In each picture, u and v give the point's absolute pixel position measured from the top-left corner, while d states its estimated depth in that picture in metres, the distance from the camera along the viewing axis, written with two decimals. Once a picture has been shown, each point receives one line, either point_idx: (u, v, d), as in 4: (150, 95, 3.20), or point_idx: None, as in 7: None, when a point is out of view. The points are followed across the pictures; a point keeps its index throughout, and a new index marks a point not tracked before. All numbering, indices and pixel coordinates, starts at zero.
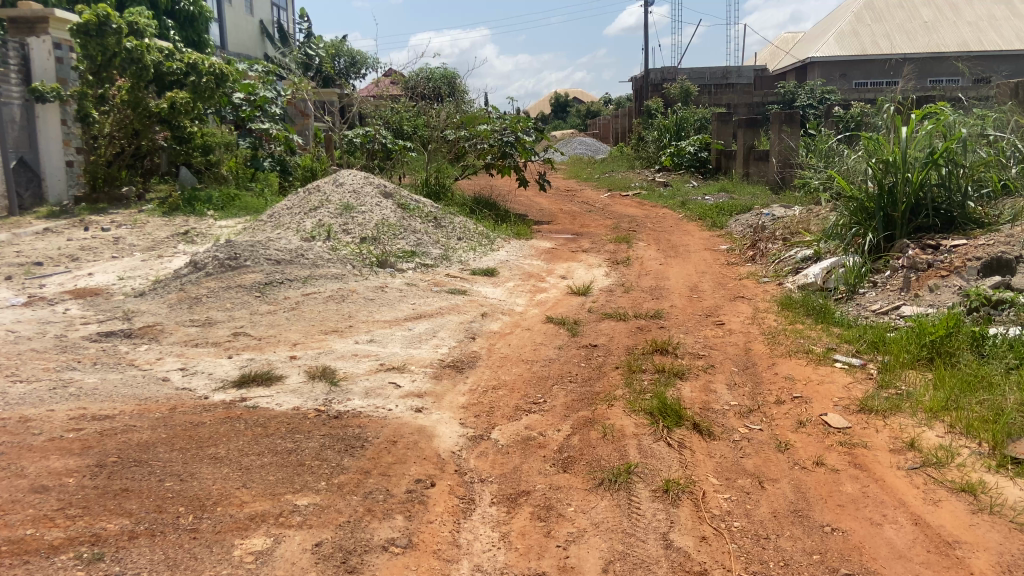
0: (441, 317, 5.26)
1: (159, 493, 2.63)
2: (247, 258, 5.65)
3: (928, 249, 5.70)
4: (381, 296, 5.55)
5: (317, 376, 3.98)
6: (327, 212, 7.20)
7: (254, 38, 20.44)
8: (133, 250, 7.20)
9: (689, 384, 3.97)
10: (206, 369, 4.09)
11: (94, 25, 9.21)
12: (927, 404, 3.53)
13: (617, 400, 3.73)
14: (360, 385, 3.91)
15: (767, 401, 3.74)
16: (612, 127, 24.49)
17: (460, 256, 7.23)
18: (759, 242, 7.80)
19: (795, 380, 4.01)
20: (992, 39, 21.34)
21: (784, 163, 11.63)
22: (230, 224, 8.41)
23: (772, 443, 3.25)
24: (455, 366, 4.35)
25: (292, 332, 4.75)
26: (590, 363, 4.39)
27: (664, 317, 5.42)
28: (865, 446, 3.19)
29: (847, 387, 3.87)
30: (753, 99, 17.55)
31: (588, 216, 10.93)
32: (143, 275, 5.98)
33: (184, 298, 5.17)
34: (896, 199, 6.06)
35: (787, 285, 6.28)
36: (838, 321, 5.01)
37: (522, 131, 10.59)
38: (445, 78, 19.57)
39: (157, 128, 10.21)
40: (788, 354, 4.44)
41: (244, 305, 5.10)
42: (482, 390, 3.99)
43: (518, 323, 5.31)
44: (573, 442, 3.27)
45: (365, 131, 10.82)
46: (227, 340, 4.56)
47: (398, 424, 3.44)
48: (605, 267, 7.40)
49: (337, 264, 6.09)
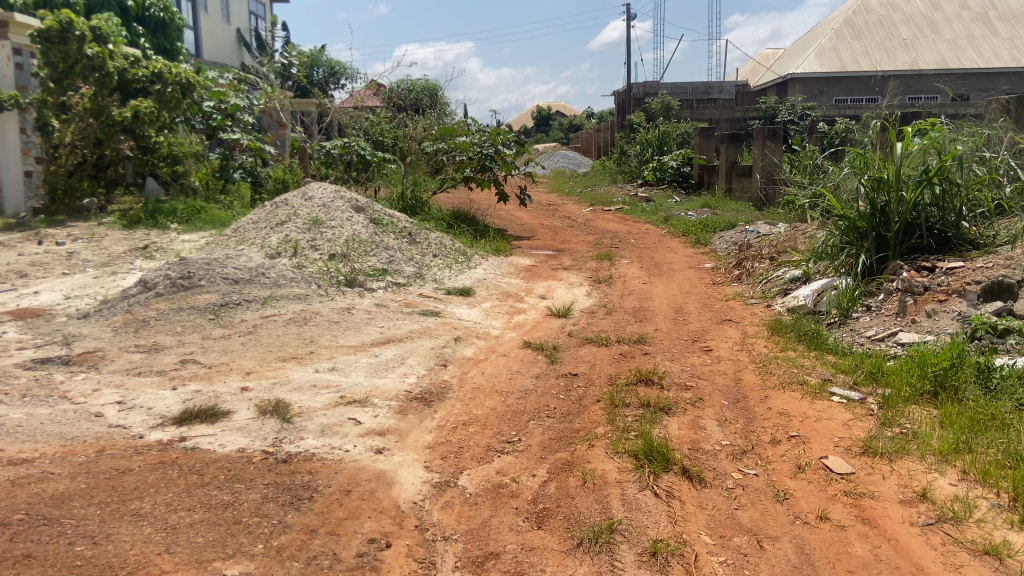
0: (410, 342, 4.90)
1: (65, 561, 2.27)
2: (202, 277, 5.26)
3: (923, 271, 5.43)
4: (347, 318, 5.18)
5: (268, 412, 3.61)
6: (295, 226, 6.85)
7: (231, 47, 20.08)
8: (86, 266, 6.80)
9: (675, 420, 3.64)
10: (145, 404, 3.71)
11: (56, 31, 8.72)
12: (936, 445, 3.23)
13: (598, 440, 3.39)
14: (315, 422, 3.55)
15: (761, 441, 3.42)
16: (593, 141, 24.26)
17: (434, 274, 6.88)
18: (745, 261, 7.52)
19: (791, 416, 3.69)
20: (970, 57, 21.39)
21: (768, 178, 11.42)
22: (194, 238, 8.02)
23: (770, 493, 2.93)
24: (423, 398, 3.99)
25: (246, 359, 4.38)
26: (569, 396, 4.04)
27: (649, 343, 5.09)
28: (873, 497, 2.87)
29: (847, 425, 3.56)
30: (734, 114, 17.36)
31: (569, 231, 10.63)
32: (91, 295, 5.59)
33: (131, 321, 4.78)
34: (888, 218, 5.79)
35: (775, 307, 6.00)
36: (832, 348, 4.72)
37: (502, 144, 10.27)
38: (426, 91, 19.26)
39: (121, 137, 9.72)
40: (781, 386, 4.12)
41: (195, 329, 4.72)
42: (451, 427, 3.63)
43: (493, 348, 4.97)
44: (549, 492, 2.93)
45: (343, 141, 10.45)
46: (173, 369, 4.19)
47: (355, 470, 3.07)
48: (586, 286, 7.08)
49: (302, 283, 5.72)
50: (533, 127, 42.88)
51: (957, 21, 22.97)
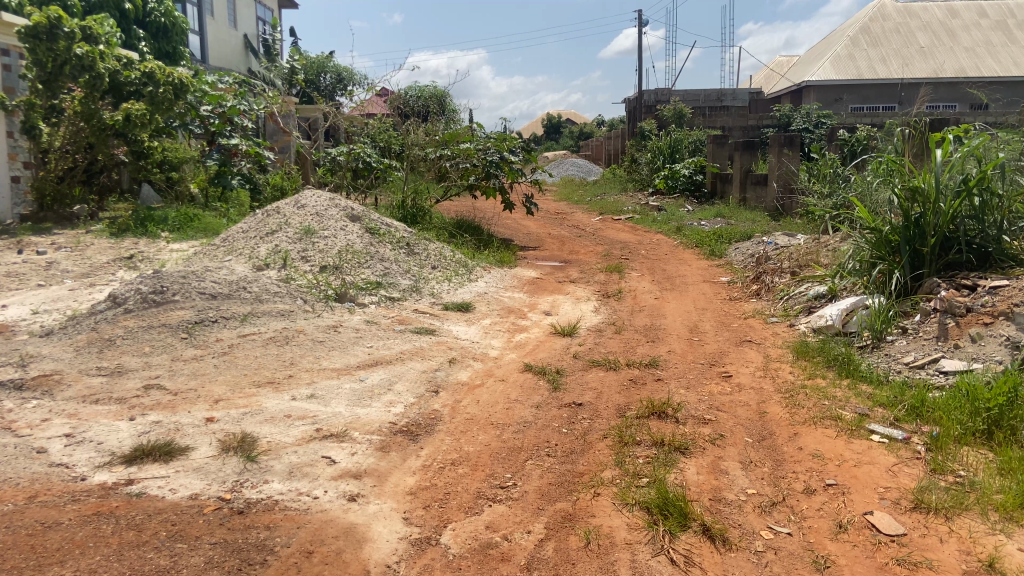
0: (400, 365, 4.47)
1: None
2: (176, 292, 4.84)
3: (963, 290, 4.96)
4: (333, 337, 4.76)
5: (231, 449, 3.19)
6: (286, 236, 6.44)
7: (238, 52, 19.80)
8: (64, 278, 6.41)
9: (693, 463, 3.20)
10: (96, 438, 3.30)
11: (44, 28, 8.39)
12: (999, 500, 2.79)
13: (604, 488, 2.95)
14: (283, 462, 3.12)
15: (793, 489, 2.98)
16: (604, 148, 23.86)
17: (432, 287, 6.46)
18: (763, 275, 7.08)
19: (825, 459, 3.24)
20: (989, 66, 20.98)
21: (784, 188, 10.91)
22: (182, 247, 7.64)
23: (807, 559, 2.50)
24: (409, 432, 3.56)
25: (216, 385, 3.96)
26: (573, 430, 3.60)
27: (662, 367, 4.65)
28: (931, 568, 2.43)
29: (891, 472, 3.11)
30: (748, 122, 16.86)
31: (578, 241, 10.22)
32: (60, 310, 5.19)
33: (95, 340, 4.37)
34: (924, 231, 5.32)
35: (800, 327, 5.54)
36: (867, 376, 4.26)
37: (507, 151, 9.92)
38: (434, 97, 18.90)
39: (114, 141, 9.36)
40: (812, 422, 3.66)
41: (165, 350, 4.31)
42: (437, 468, 3.20)
43: (490, 372, 4.54)
44: (546, 555, 2.51)
45: (350, 148, 9.98)
46: (134, 397, 3.77)
47: (322, 524, 2.65)
48: (594, 301, 6.64)
49: (287, 298, 5.30)
50: (544, 135, 42.45)
51: (975, 29, 22.48)
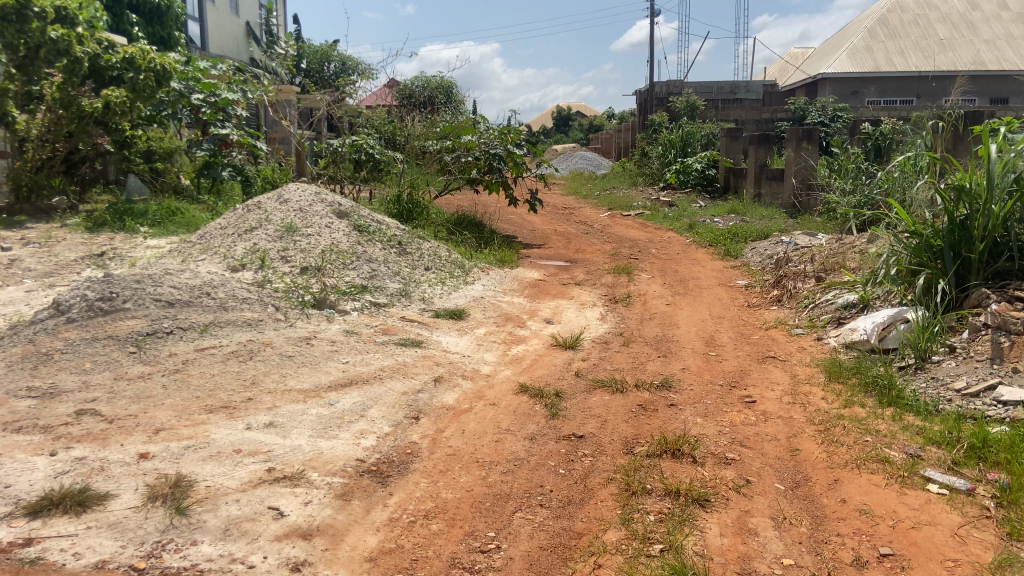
0: (378, 386, 3.92)
1: None
2: (127, 299, 4.29)
3: (1016, 303, 4.38)
4: (304, 352, 4.22)
5: (160, 497, 2.65)
6: (265, 233, 5.91)
7: (240, 40, 19.31)
8: (23, 277, 5.90)
9: (715, 520, 2.64)
10: (4, 479, 2.76)
11: (13, 9, 7.85)
12: None
13: (606, 558, 2.42)
14: (220, 515, 2.58)
15: (839, 561, 2.42)
16: (614, 142, 23.20)
17: (423, 291, 5.91)
18: (784, 279, 6.45)
19: (877, 518, 2.68)
20: (1011, 59, 20.16)
21: (802, 184, 10.31)
22: (158, 244, 7.12)
23: None
24: (378, 473, 3.02)
25: (161, 411, 3.42)
26: (571, 472, 3.06)
27: (675, 389, 4.09)
28: None
29: (958, 538, 2.55)
30: (761, 115, 16.23)
31: (584, 239, 9.64)
32: (5, 315, 4.66)
33: (31, 354, 3.85)
34: (970, 235, 4.71)
35: (830, 343, 4.96)
36: (915, 407, 3.69)
37: (513, 144, 9.31)
38: (439, 87, 18.32)
39: (95, 130, 8.84)
40: (853, 465, 3.10)
41: (109, 366, 3.78)
42: (407, 522, 2.66)
43: (481, 394, 3.98)
44: None
45: (352, 139, 9.31)
46: (63, 425, 3.23)
47: None
48: (600, 308, 6.08)
49: (257, 304, 4.77)
50: (554, 129, 41.84)
51: (996, 22, 21.70)
